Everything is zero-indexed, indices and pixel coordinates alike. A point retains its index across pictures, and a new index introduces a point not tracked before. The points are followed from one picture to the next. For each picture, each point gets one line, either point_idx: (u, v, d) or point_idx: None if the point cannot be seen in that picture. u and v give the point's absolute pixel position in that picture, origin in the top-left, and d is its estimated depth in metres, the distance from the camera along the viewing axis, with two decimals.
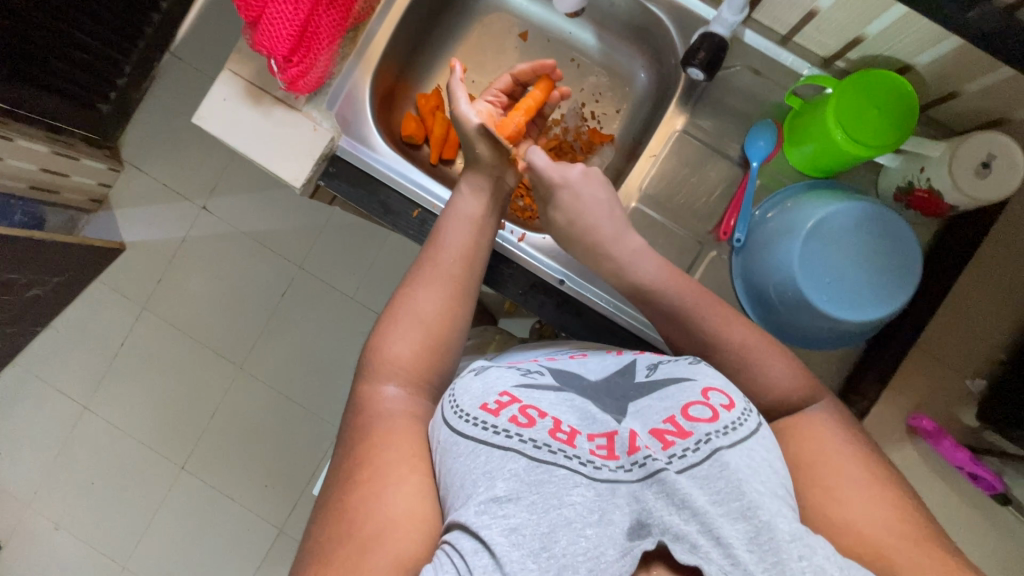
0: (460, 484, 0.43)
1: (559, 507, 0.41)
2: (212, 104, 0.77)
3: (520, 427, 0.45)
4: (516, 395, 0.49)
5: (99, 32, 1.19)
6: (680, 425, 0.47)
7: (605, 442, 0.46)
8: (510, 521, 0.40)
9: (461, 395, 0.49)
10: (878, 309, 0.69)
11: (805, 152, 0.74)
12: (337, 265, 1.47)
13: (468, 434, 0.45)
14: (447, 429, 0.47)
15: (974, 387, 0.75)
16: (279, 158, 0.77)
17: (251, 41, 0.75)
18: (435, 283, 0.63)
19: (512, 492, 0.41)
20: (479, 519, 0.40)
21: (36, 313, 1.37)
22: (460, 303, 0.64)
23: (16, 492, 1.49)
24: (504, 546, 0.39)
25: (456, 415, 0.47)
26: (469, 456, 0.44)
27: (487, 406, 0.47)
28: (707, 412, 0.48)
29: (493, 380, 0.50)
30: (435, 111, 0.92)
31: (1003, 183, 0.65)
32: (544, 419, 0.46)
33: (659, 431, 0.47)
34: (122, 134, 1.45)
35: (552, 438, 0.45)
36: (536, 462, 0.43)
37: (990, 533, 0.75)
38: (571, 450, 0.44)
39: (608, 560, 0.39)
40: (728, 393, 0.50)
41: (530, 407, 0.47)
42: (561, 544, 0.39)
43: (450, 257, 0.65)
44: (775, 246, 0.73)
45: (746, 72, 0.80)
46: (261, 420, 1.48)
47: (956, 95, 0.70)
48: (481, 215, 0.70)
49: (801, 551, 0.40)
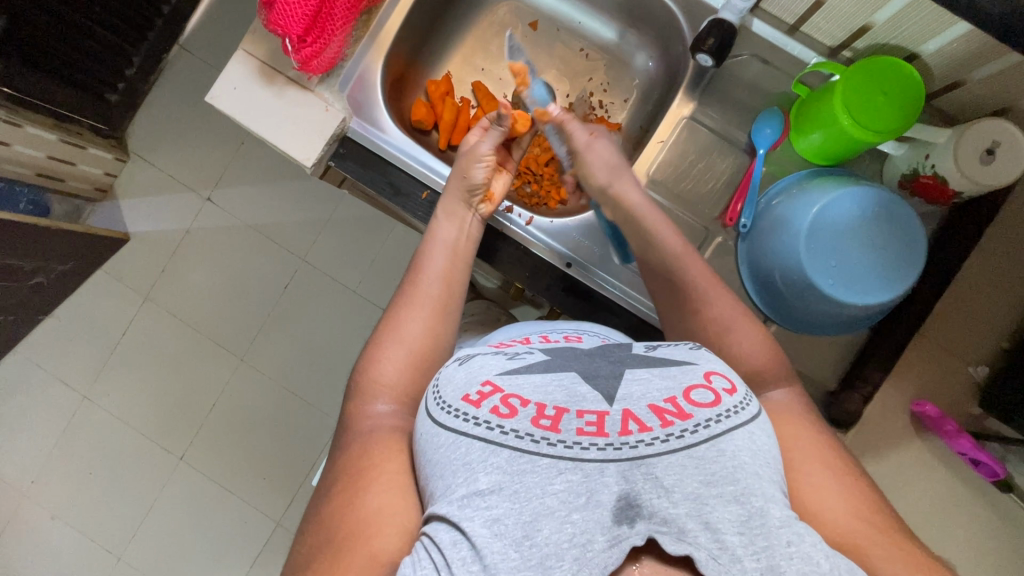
0: (439, 476, 0.44)
1: (542, 496, 0.41)
2: (224, 84, 0.78)
3: (501, 418, 0.45)
4: (499, 384, 0.48)
5: (109, 21, 1.21)
6: (680, 407, 0.46)
7: (596, 419, 0.45)
8: (491, 512, 0.41)
9: (445, 387, 0.50)
10: (883, 294, 0.70)
11: (811, 141, 0.75)
12: (341, 258, 1.48)
13: (449, 426, 0.46)
14: (430, 420, 0.48)
15: (976, 373, 0.76)
16: (291, 138, 0.78)
17: (265, 20, 0.75)
18: (416, 307, 0.65)
19: (494, 485, 0.42)
20: (462, 512, 0.41)
21: (39, 301, 1.38)
22: (442, 323, 0.65)
23: (12, 481, 1.49)
24: (485, 538, 0.39)
25: (438, 406, 0.48)
26: (450, 448, 0.45)
27: (469, 397, 0.47)
28: (709, 395, 0.47)
29: (476, 369, 0.50)
30: (444, 97, 0.92)
31: (1007, 168, 0.66)
32: (526, 408, 0.46)
33: (659, 408, 0.46)
34: (130, 125, 1.47)
35: (535, 427, 0.44)
36: (519, 453, 0.43)
37: (990, 521, 0.75)
38: (555, 436, 0.44)
39: (595, 549, 0.39)
40: (731, 377, 0.50)
41: (512, 396, 0.47)
42: (543, 532, 0.39)
43: (428, 284, 0.67)
44: (780, 232, 0.74)
45: (753, 61, 0.81)
46: (261, 412, 1.48)
47: (961, 84, 0.71)
48: (458, 242, 0.73)
49: (791, 537, 0.40)
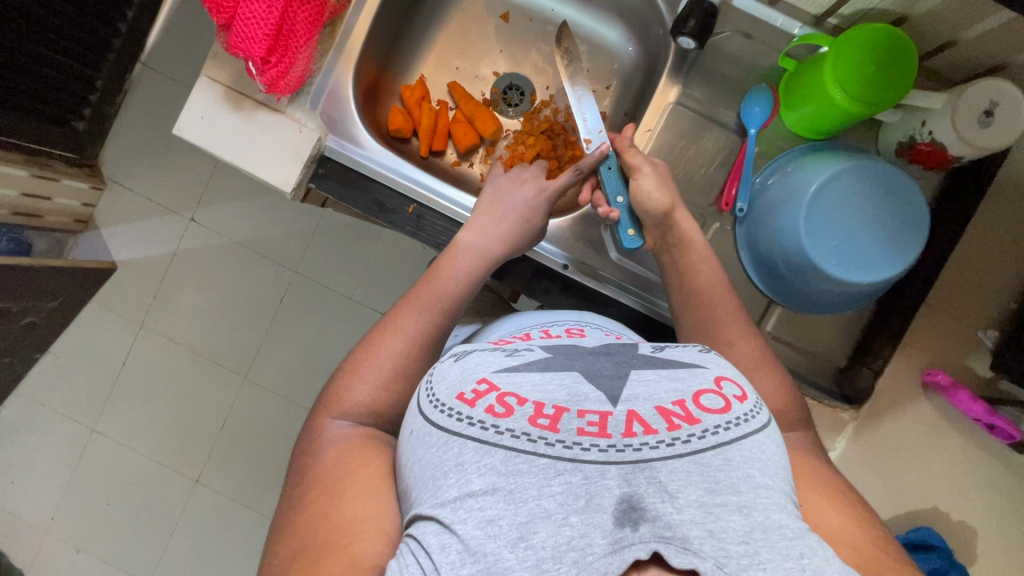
0: (431, 476, 0.43)
1: (539, 497, 0.39)
2: (190, 114, 0.75)
3: (497, 417, 0.43)
4: (495, 382, 0.46)
5: (67, 48, 1.16)
6: (688, 410, 0.44)
7: (597, 420, 0.43)
8: (485, 513, 0.39)
9: (439, 384, 0.47)
10: (890, 269, 0.68)
11: (802, 115, 0.73)
12: (332, 266, 1.45)
13: (442, 425, 0.44)
14: (422, 419, 0.46)
15: (986, 338, 0.75)
16: (267, 163, 0.75)
17: (225, 43, 0.72)
18: (425, 307, 0.64)
19: (488, 487, 0.40)
20: (454, 515, 0.39)
21: (34, 340, 1.36)
22: (444, 321, 0.65)
23: (33, 519, 1.49)
24: (479, 538, 0.38)
25: (431, 405, 0.46)
26: (442, 448, 0.43)
27: (463, 396, 0.45)
28: (719, 401, 0.45)
29: (472, 366, 0.48)
30: (421, 102, 0.89)
31: (1007, 130, 0.64)
32: (524, 406, 0.44)
33: (666, 411, 0.44)
34: (101, 152, 1.42)
35: (532, 425, 0.42)
36: (515, 453, 0.41)
37: (1007, 479, 0.76)
38: (553, 436, 0.42)
39: (595, 553, 0.37)
40: (740, 385, 0.48)
41: (508, 394, 0.45)
42: (541, 535, 0.38)
43: (437, 285, 0.67)
44: (780, 211, 0.72)
45: (735, 37, 0.78)
46: (270, 427, 1.47)
47: (954, 44, 0.68)
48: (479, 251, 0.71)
49: (802, 549, 0.38)
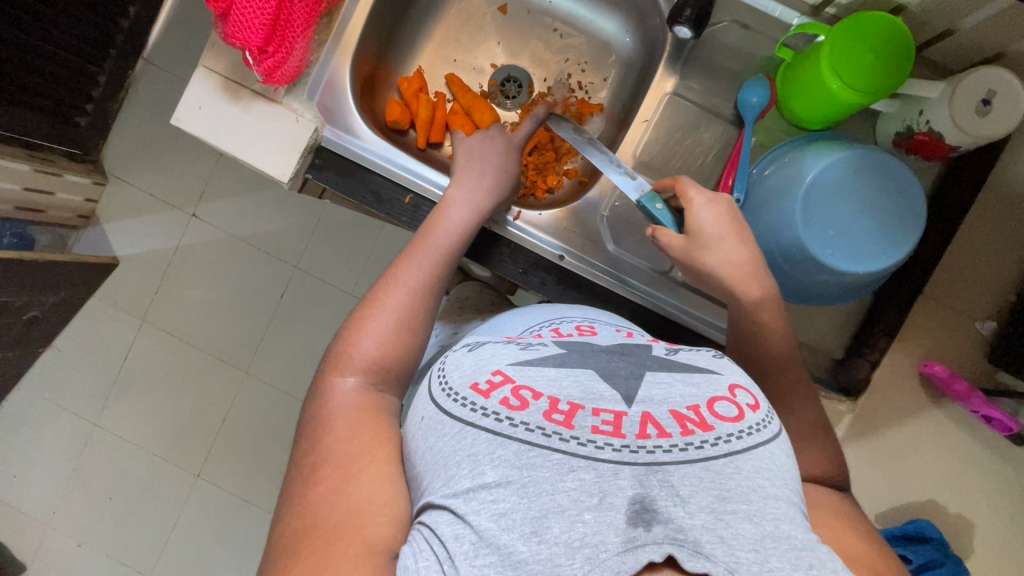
0: (442, 465, 0.42)
1: (552, 493, 0.38)
2: (189, 105, 0.75)
3: (511, 410, 0.43)
4: (510, 374, 0.46)
5: (68, 42, 1.16)
6: (703, 416, 0.43)
7: (612, 419, 0.43)
8: (498, 507, 0.39)
9: (452, 373, 0.48)
10: (888, 258, 0.68)
11: (799, 105, 0.73)
12: (333, 260, 1.45)
13: (455, 415, 0.44)
14: (434, 406, 0.46)
15: (984, 329, 0.76)
16: (265, 154, 0.75)
17: (223, 33, 0.72)
18: (421, 259, 0.65)
19: (502, 479, 0.40)
20: (468, 506, 0.39)
21: (38, 334, 1.37)
22: (443, 280, 0.66)
23: (36, 513, 1.50)
24: (491, 531, 0.38)
25: (444, 393, 0.46)
26: (455, 437, 0.43)
27: (478, 386, 0.45)
28: (732, 409, 0.44)
29: (486, 358, 0.48)
30: (418, 94, 0.89)
31: (1006, 117, 0.63)
32: (538, 401, 0.43)
33: (681, 415, 0.43)
34: (103, 147, 1.43)
35: (547, 421, 0.42)
36: (528, 446, 0.41)
37: (1007, 472, 0.75)
38: (568, 432, 0.41)
39: (608, 550, 0.36)
40: (754, 393, 0.47)
41: (524, 388, 0.45)
42: (554, 530, 0.37)
43: (435, 242, 0.67)
44: (775, 203, 0.71)
45: (733, 27, 0.78)
46: (270, 421, 1.47)
47: (953, 33, 0.68)
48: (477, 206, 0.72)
49: (811, 560, 0.37)
